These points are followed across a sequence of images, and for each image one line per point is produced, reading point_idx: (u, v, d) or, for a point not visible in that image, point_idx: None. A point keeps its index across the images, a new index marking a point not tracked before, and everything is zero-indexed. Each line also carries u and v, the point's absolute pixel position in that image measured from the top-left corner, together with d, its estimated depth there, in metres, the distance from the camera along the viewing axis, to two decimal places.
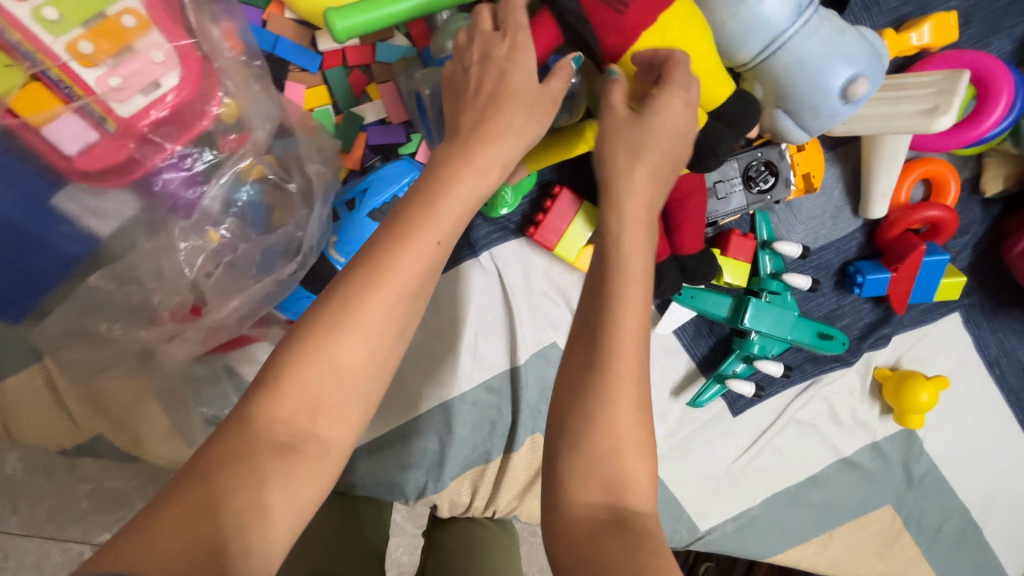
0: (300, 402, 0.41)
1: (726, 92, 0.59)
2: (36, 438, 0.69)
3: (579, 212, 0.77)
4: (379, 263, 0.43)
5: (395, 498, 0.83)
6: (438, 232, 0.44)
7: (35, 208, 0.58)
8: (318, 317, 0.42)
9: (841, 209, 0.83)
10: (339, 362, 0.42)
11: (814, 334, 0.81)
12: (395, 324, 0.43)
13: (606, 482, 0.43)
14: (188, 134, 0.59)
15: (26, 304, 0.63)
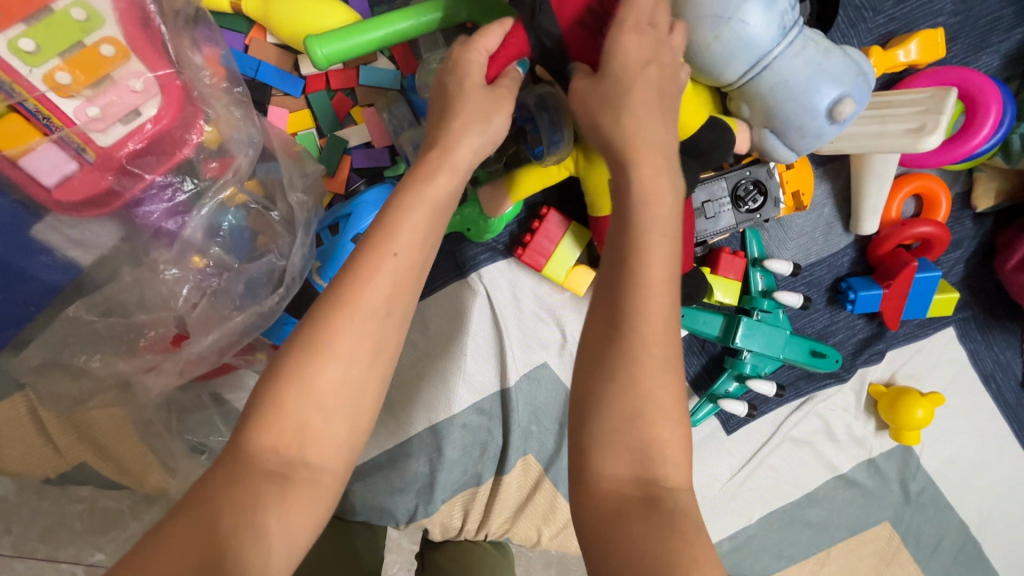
0: (287, 429, 0.40)
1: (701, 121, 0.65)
2: (15, 468, 0.69)
3: (567, 232, 0.75)
4: (346, 286, 0.43)
5: (387, 522, 0.82)
6: (395, 244, 0.44)
7: (12, 238, 0.58)
8: (295, 344, 0.42)
9: (833, 224, 0.83)
10: (322, 385, 0.41)
11: (807, 351, 0.80)
12: (374, 342, 0.43)
13: (632, 453, 0.42)
14: (168, 163, 0.58)
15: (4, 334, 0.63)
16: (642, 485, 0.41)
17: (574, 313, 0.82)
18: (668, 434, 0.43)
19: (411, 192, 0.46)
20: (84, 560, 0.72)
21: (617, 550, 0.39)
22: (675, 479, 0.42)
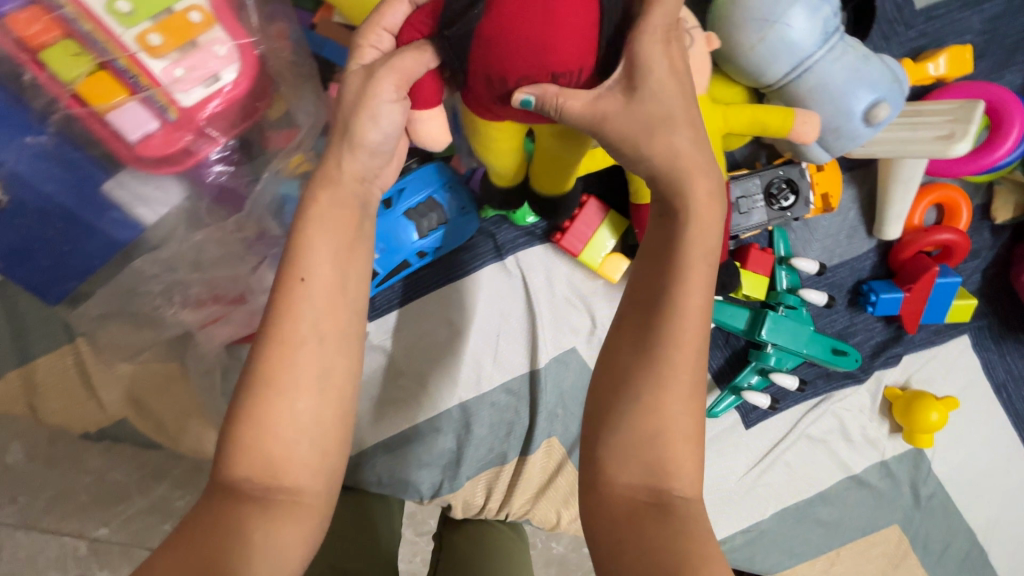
0: (254, 466, 0.42)
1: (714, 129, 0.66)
2: (61, 421, 0.73)
3: (605, 220, 0.78)
4: (274, 325, 0.44)
5: (409, 497, 0.83)
6: (302, 269, 0.45)
7: (83, 193, 0.60)
8: (246, 386, 0.43)
9: (856, 228, 0.86)
10: (279, 417, 0.43)
11: (829, 349, 0.83)
12: (317, 368, 0.44)
13: (646, 465, 0.45)
14: (239, 128, 0.63)
15: (63, 287, 0.65)
16: (651, 492, 0.44)
17: (604, 300, 0.85)
18: (680, 426, 0.45)
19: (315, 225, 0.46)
20: (87, 535, 0.71)
21: (625, 549, 0.43)
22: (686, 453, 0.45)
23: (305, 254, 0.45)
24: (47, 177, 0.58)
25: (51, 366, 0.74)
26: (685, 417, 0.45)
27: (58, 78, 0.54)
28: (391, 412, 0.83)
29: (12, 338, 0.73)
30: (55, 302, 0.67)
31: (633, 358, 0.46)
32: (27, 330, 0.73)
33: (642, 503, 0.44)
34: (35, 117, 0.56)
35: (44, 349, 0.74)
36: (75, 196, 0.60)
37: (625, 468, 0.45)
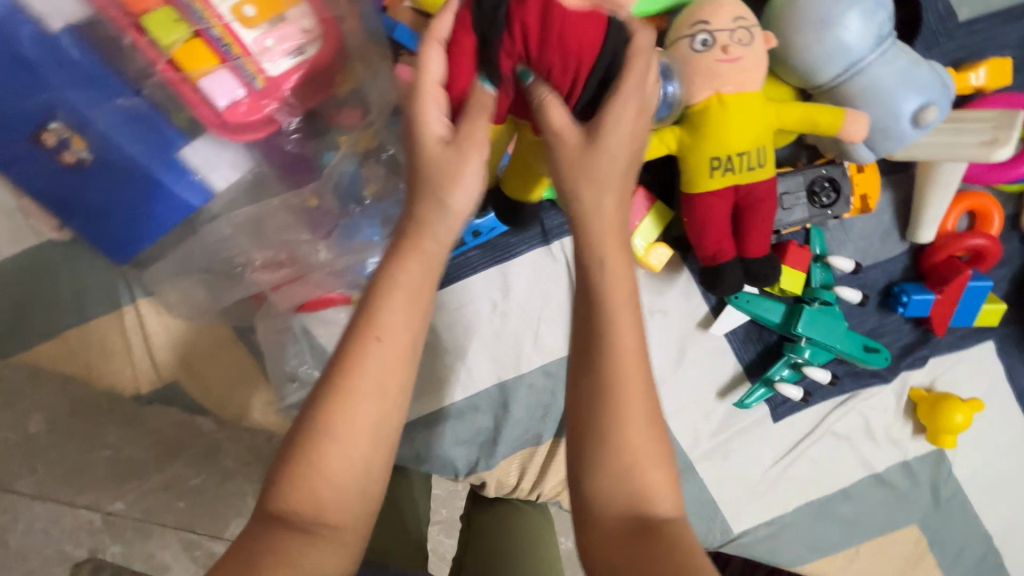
0: (300, 508, 0.42)
1: (746, 141, 0.68)
2: (109, 381, 0.74)
3: (651, 210, 0.80)
4: (335, 375, 0.44)
5: (445, 472, 0.86)
6: (377, 329, 0.44)
7: (163, 155, 0.63)
8: (301, 430, 0.43)
9: (890, 232, 0.89)
10: (331, 457, 0.43)
11: (860, 347, 0.86)
12: (374, 424, 0.44)
13: (631, 492, 0.46)
14: (315, 100, 0.67)
15: (136, 247, 0.70)
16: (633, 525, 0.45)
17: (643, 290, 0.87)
18: (646, 455, 0.47)
19: (391, 282, 0.46)
20: None
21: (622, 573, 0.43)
22: (657, 478, 0.47)
23: (382, 313, 0.45)
24: (130, 140, 0.61)
25: (112, 325, 0.76)
26: (649, 446, 0.47)
27: (157, 43, 0.57)
28: (432, 388, 0.85)
29: (74, 297, 0.75)
30: (124, 262, 0.72)
31: (594, 419, 0.47)
32: (84, 290, 0.76)
33: (632, 535, 0.45)
34: (131, 80, 0.59)
35: (106, 309, 0.76)
36: (155, 157, 0.63)
37: (608, 504, 0.46)
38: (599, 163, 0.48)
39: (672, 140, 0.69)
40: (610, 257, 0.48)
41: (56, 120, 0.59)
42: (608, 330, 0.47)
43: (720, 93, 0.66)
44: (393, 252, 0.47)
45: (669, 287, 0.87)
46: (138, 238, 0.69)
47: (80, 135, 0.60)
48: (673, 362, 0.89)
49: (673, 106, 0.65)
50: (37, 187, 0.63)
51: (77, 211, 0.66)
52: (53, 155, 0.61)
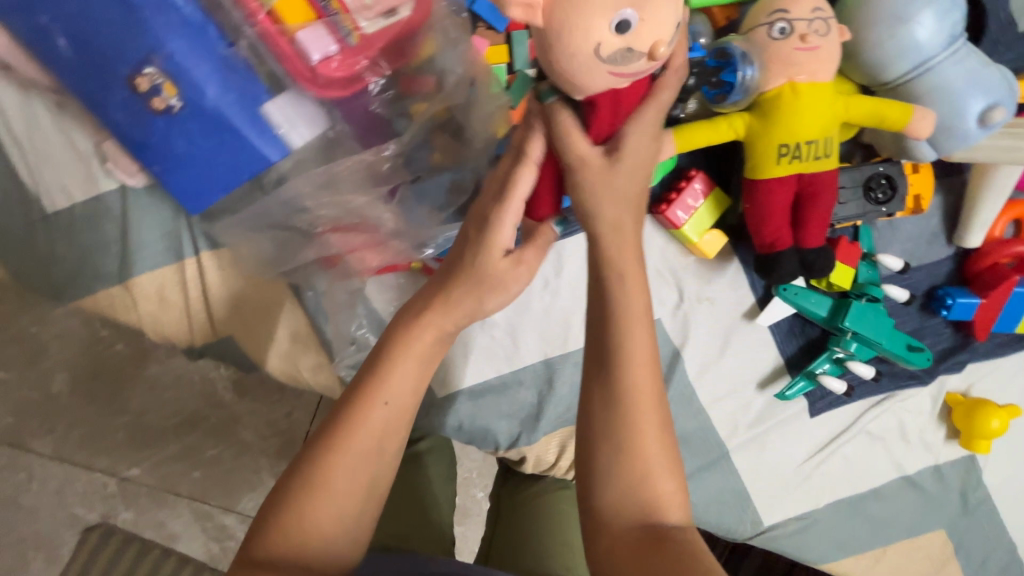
0: (295, 545, 0.49)
1: (815, 130, 0.69)
2: (171, 332, 0.79)
3: (709, 197, 0.82)
4: (339, 431, 0.50)
5: (486, 444, 0.87)
6: (385, 394, 0.51)
7: (247, 107, 0.64)
8: (301, 477, 0.50)
9: (937, 235, 0.90)
10: (321, 504, 0.49)
11: (904, 345, 0.86)
12: (370, 475, 0.51)
13: (642, 502, 0.51)
14: (400, 63, 0.70)
15: (207, 199, 0.70)
16: (645, 529, 0.51)
17: (693, 276, 0.88)
18: (660, 467, 0.52)
19: (397, 353, 0.51)
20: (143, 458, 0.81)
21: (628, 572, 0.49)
22: (665, 486, 0.52)
23: (386, 381, 0.51)
24: (214, 87, 0.62)
25: (171, 278, 0.77)
26: (660, 458, 0.52)
27: None
28: (479, 360, 0.86)
29: (135, 247, 0.75)
30: (194, 213, 0.72)
31: (609, 429, 0.51)
32: (142, 242, 0.76)
33: (640, 540, 0.50)
34: (228, 31, 0.62)
35: (166, 262, 0.76)
36: (243, 107, 0.64)
37: (619, 512, 0.51)
38: (617, 189, 0.51)
39: (740, 126, 0.71)
40: (640, 279, 0.52)
41: (151, 65, 0.60)
42: (605, 370, 0.52)
43: (794, 81, 0.67)
44: (399, 323, 0.52)
45: (719, 275, 0.88)
46: (212, 189, 0.69)
47: (173, 82, 0.61)
48: (717, 351, 0.90)
49: (745, 93, 0.68)
50: (124, 131, 0.65)
51: (157, 158, 0.66)
52: (144, 100, 0.62)
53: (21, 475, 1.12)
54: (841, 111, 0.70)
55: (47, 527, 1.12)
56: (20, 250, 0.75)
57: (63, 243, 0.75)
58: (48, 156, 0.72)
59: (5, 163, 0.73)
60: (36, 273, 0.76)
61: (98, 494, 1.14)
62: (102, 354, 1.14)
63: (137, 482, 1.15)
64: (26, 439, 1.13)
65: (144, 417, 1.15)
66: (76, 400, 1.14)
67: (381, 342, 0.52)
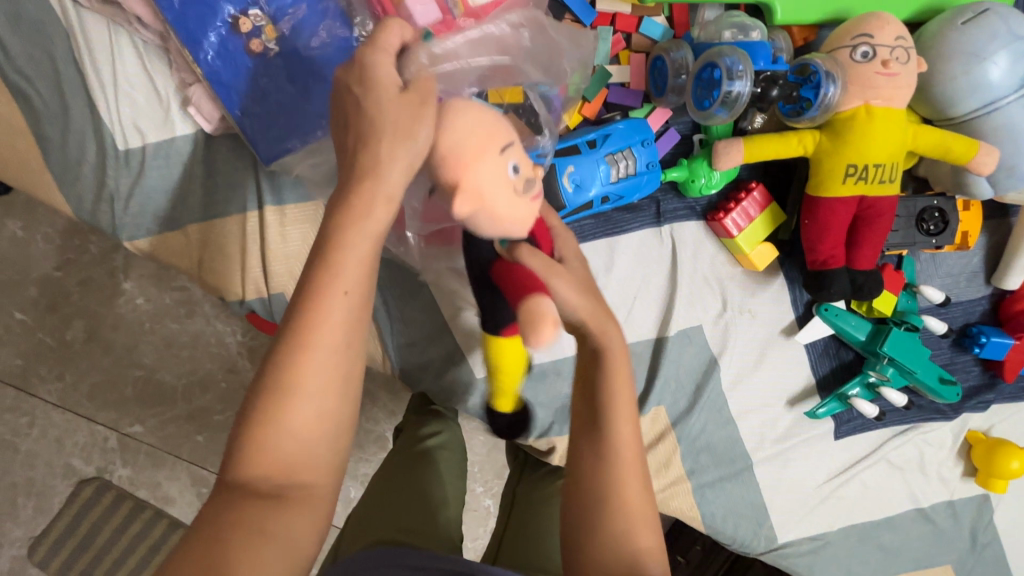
0: (272, 470, 0.39)
1: (883, 156, 0.71)
2: (219, 284, 0.78)
3: (764, 211, 0.83)
4: (296, 327, 0.39)
5: (517, 430, 0.87)
6: (343, 281, 0.40)
7: (333, 52, 0.70)
8: (261, 390, 0.39)
9: (976, 274, 0.92)
10: (292, 422, 0.39)
11: (936, 377, 0.88)
12: (344, 369, 0.40)
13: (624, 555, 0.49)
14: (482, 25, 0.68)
15: (281, 145, 0.71)
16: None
17: (737, 287, 0.89)
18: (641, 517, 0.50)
19: (352, 230, 0.40)
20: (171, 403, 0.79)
21: None
22: (646, 539, 0.49)
23: (339, 265, 0.40)
24: (303, 27, 0.70)
25: (232, 229, 0.77)
26: (640, 503, 0.50)
27: None
28: None
29: (202, 194, 0.76)
30: (266, 162, 0.71)
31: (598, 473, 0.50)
32: (211, 191, 0.77)
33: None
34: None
35: (231, 213, 0.77)
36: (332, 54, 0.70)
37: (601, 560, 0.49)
38: None
39: (809, 142, 0.73)
40: None
41: (256, 10, 0.69)
42: None
43: (869, 105, 0.69)
44: (341, 195, 0.41)
45: (763, 289, 0.89)
46: (297, 129, 0.71)
47: (273, 26, 0.69)
48: (752, 363, 0.90)
49: (824, 111, 0.70)
50: (209, 70, 0.68)
51: (240, 101, 0.69)
52: (243, 40, 0.69)
53: (22, 420, 1.09)
54: (907, 142, 0.72)
55: (40, 477, 1.08)
56: (82, 182, 0.75)
57: (128, 181, 0.75)
58: (128, 93, 0.73)
59: (82, 93, 0.73)
60: (91, 208, 0.76)
61: (98, 446, 1.10)
62: (123, 307, 1.12)
63: (138, 440, 1.11)
64: (33, 384, 1.10)
65: (157, 374, 1.13)
66: (88, 350, 1.12)
67: (325, 224, 0.41)
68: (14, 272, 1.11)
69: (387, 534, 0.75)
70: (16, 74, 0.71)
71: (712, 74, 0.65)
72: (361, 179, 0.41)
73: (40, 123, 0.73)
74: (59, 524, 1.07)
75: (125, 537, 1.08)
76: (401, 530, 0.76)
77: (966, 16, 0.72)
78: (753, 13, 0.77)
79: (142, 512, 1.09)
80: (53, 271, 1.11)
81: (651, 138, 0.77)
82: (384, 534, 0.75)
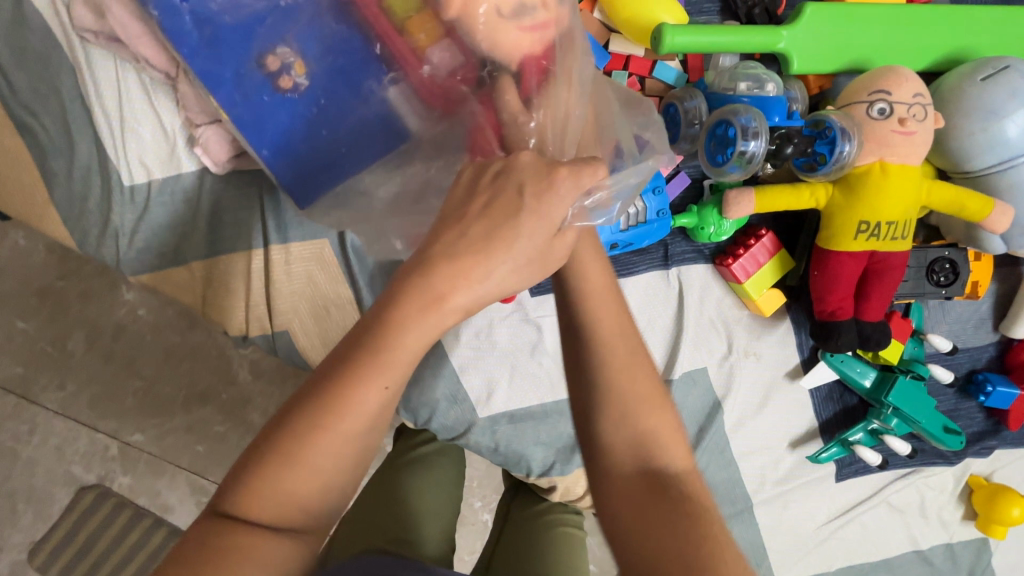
0: (272, 511, 0.37)
1: (896, 213, 0.70)
2: (220, 318, 0.78)
3: (773, 257, 0.83)
4: (327, 401, 0.38)
5: (519, 468, 0.86)
6: (389, 376, 0.39)
7: (372, 102, 0.63)
8: (276, 439, 0.38)
9: (984, 321, 0.92)
10: (300, 477, 0.37)
11: (941, 426, 0.88)
12: (362, 451, 0.39)
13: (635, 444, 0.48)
14: None
15: (315, 190, 0.64)
16: (642, 473, 0.48)
17: (743, 331, 0.88)
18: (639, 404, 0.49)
19: (414, 331, 0.39)
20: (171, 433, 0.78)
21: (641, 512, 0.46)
22: (648, 420, 0.49)
23: (387, 355, 0.39)
24: (335, 66, 0.63)
25: (237, 265, 0.77)
26: (641, 399, 0.49)
27: None
28: (523, 386, 0.86)
29: (206, 230, 0.76)
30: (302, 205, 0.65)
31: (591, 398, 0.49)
32: (216, 226, 0.76)
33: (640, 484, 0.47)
34: (348, 8, 0.62)
35: (236, 248, 0.76)
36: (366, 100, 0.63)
37: (614, 459, 0.49)
38: None
39: (822, 196, 0.72)
40: None
41: (284, 46, 0.62)
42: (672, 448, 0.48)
43: (883, 161, 0.68)
44: (411, 276, 0.39)
45: (769, 332, 0.89)
46: (336, 170, 0.64)
47: (302, 62, 0.62)
48: (756, 407, 0.90)
49: (839, 167, 0.68)
50: (237, 113, 0.62)
51: (271, 140, 0.62)
52: (272, 78, 0.62)
53: (22, 427, 1.08)
54: (921, 198, 0.71)
55: (40, 484, 1.07)
56: (87, 217, 0.74)
57: (133, 216, 0.74)
58: (134, 130, 0.72)
59: (89, 128, 0.72)
60: (94, 232, 0.74)
61: (98, 455, 1.09)
62: (123, 320, 1.12)
63: (138, 449, 1.11)
64: (34, 392, 1.09)
65: (157, 386, 1.12)
66: (91, 362, 1.11)
67: (383, 306, 0.39)
68: (18, 281, 1.10)
69: (375, 544, 0.75)
70: (24, 109, 0.71)
71: (726, 131, 0.64)
72: (436, 283, 0.39)
73: (47, 158, 0.72)
74: (58, 533, 1.06)
75: (122, 548, 1.05)
76: (392, 540, 0.76)
77: (985, 72, 0.70)
78: (769, 62, 0.75)
79: (140, 522, 1.08)
80: (56, 282, 1.11)
81: (662, 185, 0.76)
82: (373, 544, 0.75)
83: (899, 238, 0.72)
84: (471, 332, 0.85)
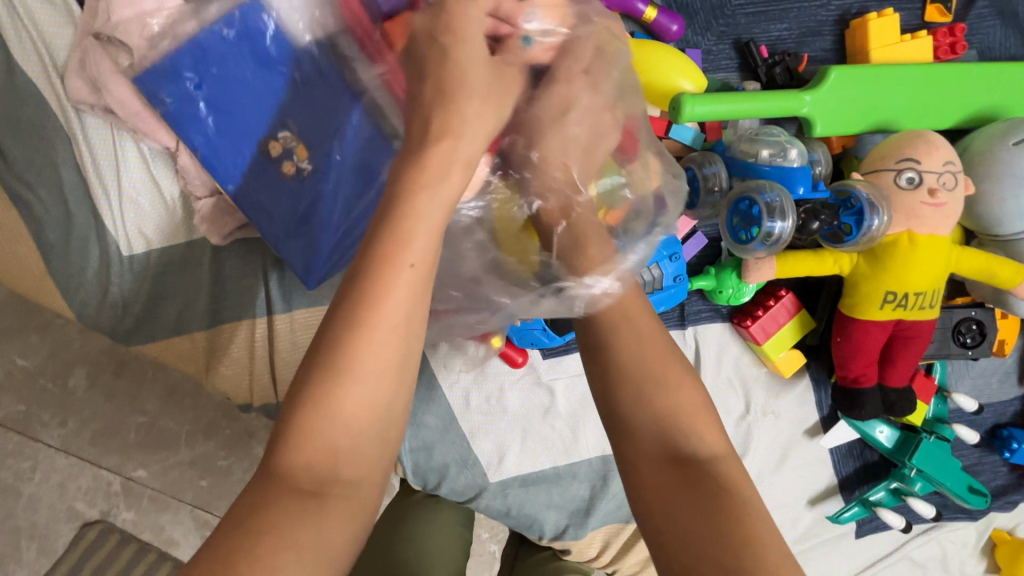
0: (313, 461, 0.35)
1: (924, 282, 0.68)
2: (226, 387, 0.75)
3: (793, 318, 0.80)
4: (344, 329, 0.36)
5: (532, 531, 0.84)
6: (407, 259, 0.38)
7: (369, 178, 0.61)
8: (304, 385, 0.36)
9: (1008, 375, 0.89)
10: (336, 418, 0.35)
11: (966, 486, 0.85)
12: (382, 423, 0.37)
13: None
14: None
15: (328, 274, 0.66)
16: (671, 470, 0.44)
17: (761, 388, 0.86)
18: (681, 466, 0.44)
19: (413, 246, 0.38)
20: None
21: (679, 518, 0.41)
22: None
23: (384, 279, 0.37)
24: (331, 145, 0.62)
25: (241, 333, 0.74)
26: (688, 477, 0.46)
27: None
28: (535, 449, 0.84)
29: (208, 300, 0.73)
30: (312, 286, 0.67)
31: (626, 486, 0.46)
32: (221, 295, 0.74)
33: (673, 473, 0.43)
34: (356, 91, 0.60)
35: (240, 318, 0.74)
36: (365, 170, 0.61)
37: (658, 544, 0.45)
38: None
39: (846, 264, 0.69)
40: None
41: (285, 131, 0.63)
42: None
43: (911, 232, 0.66)
44: (381, 243, 0.37)
45: (788, 391, 0.86)
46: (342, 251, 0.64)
47: (304, 147, 0.63)
48: (774, 464, 0.87)
49: (869, 238, 0.66)
50: (252, 200, 0.64)
51: (275, 220, 0.65)
52: (275, 165, 0.63)
53: (24, 463, 1.02)
54: (948, 264, 0.69)
55: (42, 520, 1.01)
56: (84, 287, 0.71)
57: (132, 284, 0.71)
58: (134, 202, 0.70)
59: (86, 199, 0.69)
60: (91, 295, 0.71)
61: (101, 491, 1.03)
62: (127, 355, 1.06)
63: (141, 485, 1.05)
64: (33, 428, 1.03)
65: (160, 421, 1.06)
66: (93, 397, 1.05)
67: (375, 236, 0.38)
68: (16, 317, 1.04)
69: None
70: (19, 181, 0.68)
71: (750, 207, 0.63)
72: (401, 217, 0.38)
73: (42, 229, 0.69)
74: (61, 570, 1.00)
75: None
76: None
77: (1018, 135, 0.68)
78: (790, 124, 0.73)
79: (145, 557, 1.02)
80: (57, 319, 1.05)
81: (680, 250, 0.73)
82: None
83: (926, 305, 0.70)
84: (481, 397, 0.83)
